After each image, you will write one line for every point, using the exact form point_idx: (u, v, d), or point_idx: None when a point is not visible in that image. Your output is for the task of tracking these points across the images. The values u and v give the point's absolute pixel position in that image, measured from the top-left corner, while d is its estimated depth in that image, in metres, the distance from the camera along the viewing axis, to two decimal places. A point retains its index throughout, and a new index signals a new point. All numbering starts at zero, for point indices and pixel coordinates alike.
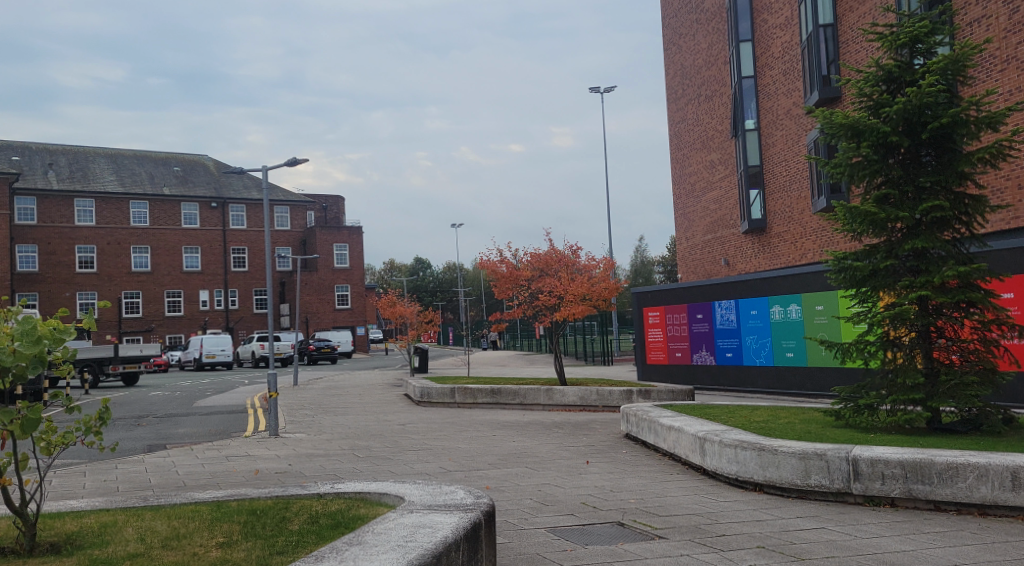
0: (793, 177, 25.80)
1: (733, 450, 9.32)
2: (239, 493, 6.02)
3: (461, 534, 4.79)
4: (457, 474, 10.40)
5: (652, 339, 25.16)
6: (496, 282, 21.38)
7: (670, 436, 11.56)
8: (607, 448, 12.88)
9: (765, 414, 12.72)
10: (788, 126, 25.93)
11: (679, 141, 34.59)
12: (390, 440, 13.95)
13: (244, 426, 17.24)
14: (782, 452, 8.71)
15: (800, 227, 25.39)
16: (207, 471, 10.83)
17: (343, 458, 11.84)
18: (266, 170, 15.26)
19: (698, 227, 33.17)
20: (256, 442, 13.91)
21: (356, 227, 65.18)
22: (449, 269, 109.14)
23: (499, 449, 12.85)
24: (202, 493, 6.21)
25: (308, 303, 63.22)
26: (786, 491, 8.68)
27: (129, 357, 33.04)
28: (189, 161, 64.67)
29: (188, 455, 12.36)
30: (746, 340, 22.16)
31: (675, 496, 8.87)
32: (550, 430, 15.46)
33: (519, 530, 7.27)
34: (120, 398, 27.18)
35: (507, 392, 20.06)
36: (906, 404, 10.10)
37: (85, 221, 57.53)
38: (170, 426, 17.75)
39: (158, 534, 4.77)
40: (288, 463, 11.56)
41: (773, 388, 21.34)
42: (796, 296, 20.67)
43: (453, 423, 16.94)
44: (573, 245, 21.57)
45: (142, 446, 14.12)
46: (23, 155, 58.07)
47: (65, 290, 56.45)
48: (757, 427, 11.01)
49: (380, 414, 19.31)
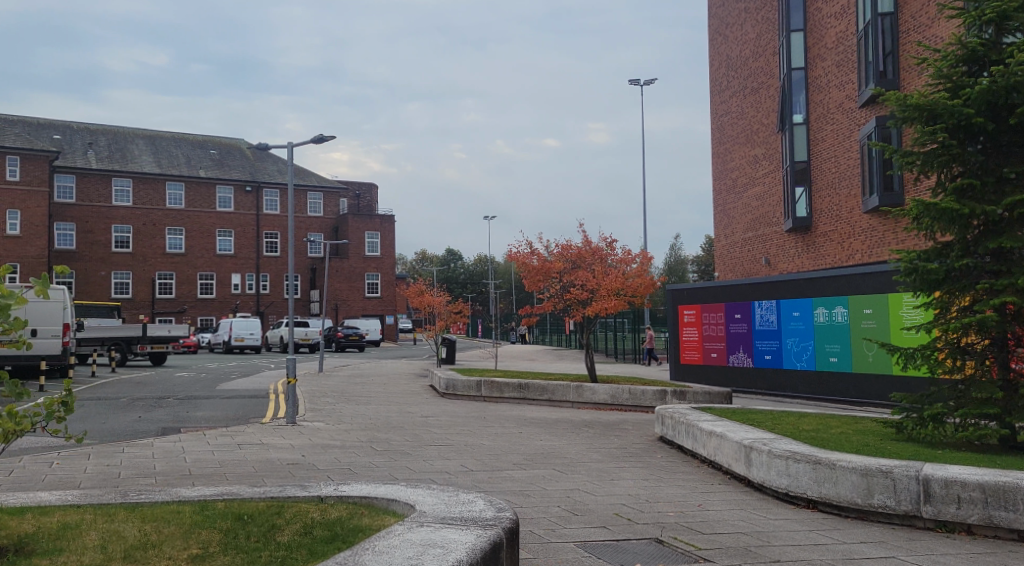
0: (843, 174, 24.81)
1: (784, 462, 8.64)
2: (232, 491, 5.29)
3: (479, 557, 4.04)
4: (480, 475, 9.64)
5: (686, 339, 24.22)
6: (527, 274, 20.48)
7: (710, 443, 10.75)
8: (641, 452, 12.06)
9: (813, 422, 11.91)
10: (840, 120, 24.92)
11: (721, 135, 33.57)
12: (411, 434, 13.24)
13: (263, 412, 16.63)
14: (841, 467, 8.03)
15: (848, 226, 24.43)
16: (216, 459, 10.15)
17: (360, 452, 11.12)
18: (292, 145, 14.51)
19: (738, 224, 32.16)
20: (273, 430, 13.24)
21: (389, 215, 64.77)
22: (480, 262, 108.51)
23: (525, 448, 12.08)
24: (190, 490, 5.47)
25: (339, 290, 62.85)
26: (845, 510, 8.00)
27: (157, 337, 32.60)
28: (226, 144, 64.40)
29: (201, 441, 11.71)
30: (787, 342, 21.21)
31: (719, 509, 8.14)
32: (581, 429, 14.70)
33: (546, 543, 6.50)
34: (145, 378, 26.75)
35: (535, 387, 19.27)
36: (979, 419, 9.29)
37: (121, 201, 57.52)
38: (189, 410, 17.16)
39: (125, 540, 4.03)
40: (302, 454, 10.86)
41: (814, 394, 20.42)
42: (842, 298, 19.72)
43: (478, 417, 16.22)
44: (607, 238, 20.73)
45: (156, 429, 13.51)
46: (63, 133, 58.13)
47: (100, 269, 56.55)
48: (808, 437, 10.25)
49: (403, 405, 18.62)
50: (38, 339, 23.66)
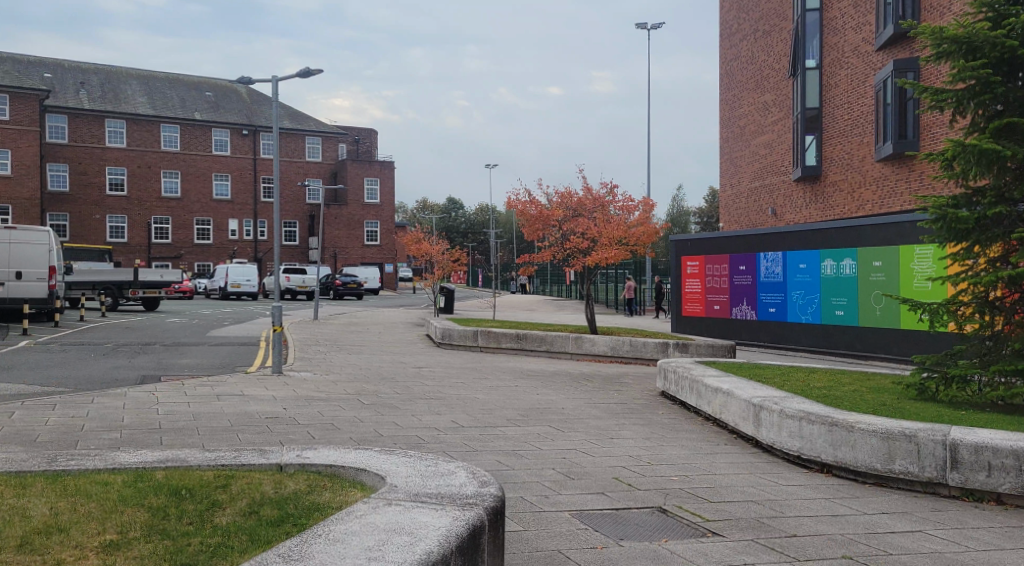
0: (855, 122, 23.94)
1: (797, 423, 8.01)
2: (179, 456, 4.70)
3: (453, 545, 3.37)
4: (471, 433, 9.02)
5: (689, 290, 23.51)
6: (526, 223, 19.76)
7: (716, 400, 10.13)
8: (642, 408, 11.46)
9: (824, 379, 11.31)
10: (855, 65, 23.96)
11: (730, 81, 32.58)
12: (402, 386, 12.64)
13: (252, 360, 16.07)
14: (859, 430, 7.38)
15: (859, 176, 23.63)
16: (190, 412, 9.52)
17: (345, 405, 10.50)
18: (278, 80, 13.63)
19: (744, 172, 31.36)
20: (256, 380, 12.63)
21: (389, 162, 63.79)
22: (482, 211, 107.64)
23: (520, 402, 11.48)
24: (135, 454, 4.87)
25: (338, 238, 62.03)
26: (862, 476, 7.36)
27: (149, 282, 31.94)
28: (222, 86, 63.01)
29: (179, 391, 11.10)
30: (792, 295, 20.55)
31: (727, 473, 7.53)
32: (580, 383, 14.13)
33: (539, 513, 5.87)
34: (134, 323, 26.19)
35: (533, 337, 18.65)
36: (1009, 377, 8.64)
37: (115, 142, 56.48)
38: (174, 357, 16.57)
39: (29, 522, 3.50)
40: (284, 407, 10.23)
41: (819, 347, 19.82)
42: (851, 250, 19.03)
43: (473, 369, 15.63)
44: (609, 184, 19.89)
45: (135, 377, 12.90)
46: (54, 72, 56.78)
47: (95, 213, 55.80)
48: (819, 395, 9.62)
49: (397, 355, 18.02)
50: (24, 282, 23.02)
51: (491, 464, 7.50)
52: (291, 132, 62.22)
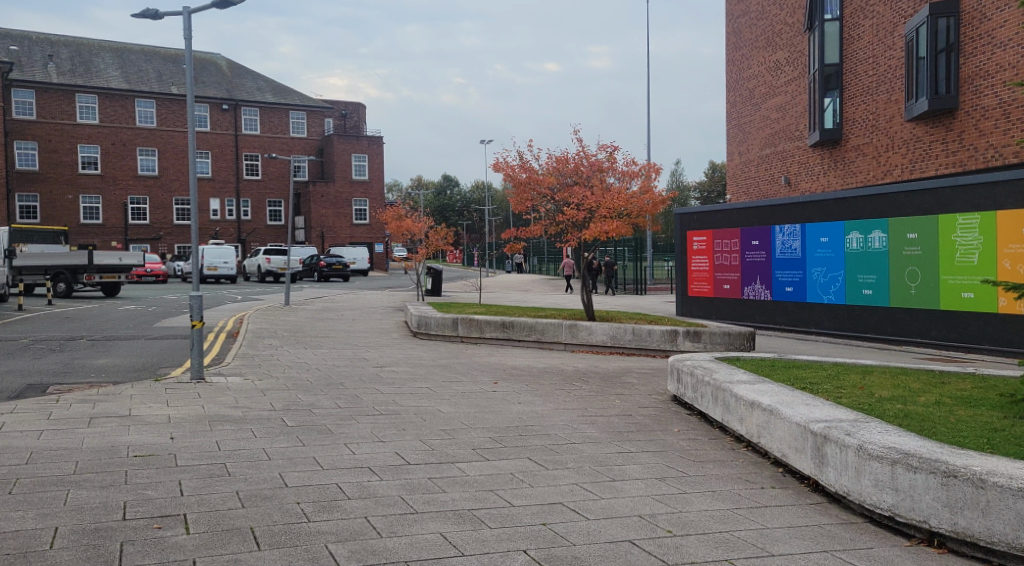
0: (881, 78, 21.30)
1: (887, 467, 5.49)
2: None
3: None
4: (417, 477, 6.42)
5: (695, 269, 20.77)
6: (513, 193, 17.08)
7: (752, 418, 7.55)
8: (651, 423, 8.87)
9: (887, 385, 8.74)
10: (880, 13, 21.29)
11: (737, 40, 29.70)
12: (348, 397, 10.01)
13: (181, 361, 13.44)
14: (994, 487, 4.89)
15: (885, 137, 21.04)
16: (34, 448, 6.87)
17: (258, 431, 7.86)
18: (192, 15, 10.76)
19: (754, 139, 28.62)
20: (164, 391, 9.98)
21: (377, 136, 60.86)
22: (478, 190, 104.86)
23: (495, 419, 8.87)
24: None
25: (324, 216, 59.17)
26: (1000, 556, 4.91)
27: (107, 266, 28.99)
28: (201, 59, 59.91)
29: (41, 411, 8.43)
30: (811, 273, 17.92)
31: (789, 556, 4.95)
32: (574, 384, 11.52)
33: None
34: (76, 311, 23.45)
35: (521, 325, 16.01)
36: None
37: (87, 118, 53.52)
38: (90, 356, 13.95)
39: None
40: (176, 435, 7.59)
41: (845, 332, 17.25)
42: (880, 221, 16.41)
43: (445, 367, 13.00)
44: (609, 147, 17.38)
45: (18, 387, 10.28)
46: (21, 45, 53.54)
47: (66, 192, 53.00)
48: (895, 414, 7.04)
49: (360, 350, 15.42)
50: None
51: (432, 546, 4.87)
52: (273, 107, 59.26)
